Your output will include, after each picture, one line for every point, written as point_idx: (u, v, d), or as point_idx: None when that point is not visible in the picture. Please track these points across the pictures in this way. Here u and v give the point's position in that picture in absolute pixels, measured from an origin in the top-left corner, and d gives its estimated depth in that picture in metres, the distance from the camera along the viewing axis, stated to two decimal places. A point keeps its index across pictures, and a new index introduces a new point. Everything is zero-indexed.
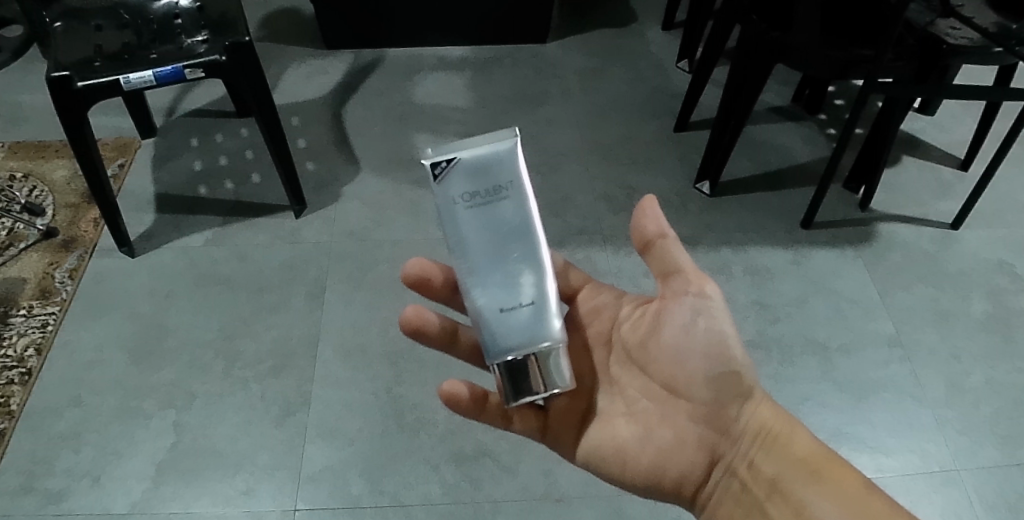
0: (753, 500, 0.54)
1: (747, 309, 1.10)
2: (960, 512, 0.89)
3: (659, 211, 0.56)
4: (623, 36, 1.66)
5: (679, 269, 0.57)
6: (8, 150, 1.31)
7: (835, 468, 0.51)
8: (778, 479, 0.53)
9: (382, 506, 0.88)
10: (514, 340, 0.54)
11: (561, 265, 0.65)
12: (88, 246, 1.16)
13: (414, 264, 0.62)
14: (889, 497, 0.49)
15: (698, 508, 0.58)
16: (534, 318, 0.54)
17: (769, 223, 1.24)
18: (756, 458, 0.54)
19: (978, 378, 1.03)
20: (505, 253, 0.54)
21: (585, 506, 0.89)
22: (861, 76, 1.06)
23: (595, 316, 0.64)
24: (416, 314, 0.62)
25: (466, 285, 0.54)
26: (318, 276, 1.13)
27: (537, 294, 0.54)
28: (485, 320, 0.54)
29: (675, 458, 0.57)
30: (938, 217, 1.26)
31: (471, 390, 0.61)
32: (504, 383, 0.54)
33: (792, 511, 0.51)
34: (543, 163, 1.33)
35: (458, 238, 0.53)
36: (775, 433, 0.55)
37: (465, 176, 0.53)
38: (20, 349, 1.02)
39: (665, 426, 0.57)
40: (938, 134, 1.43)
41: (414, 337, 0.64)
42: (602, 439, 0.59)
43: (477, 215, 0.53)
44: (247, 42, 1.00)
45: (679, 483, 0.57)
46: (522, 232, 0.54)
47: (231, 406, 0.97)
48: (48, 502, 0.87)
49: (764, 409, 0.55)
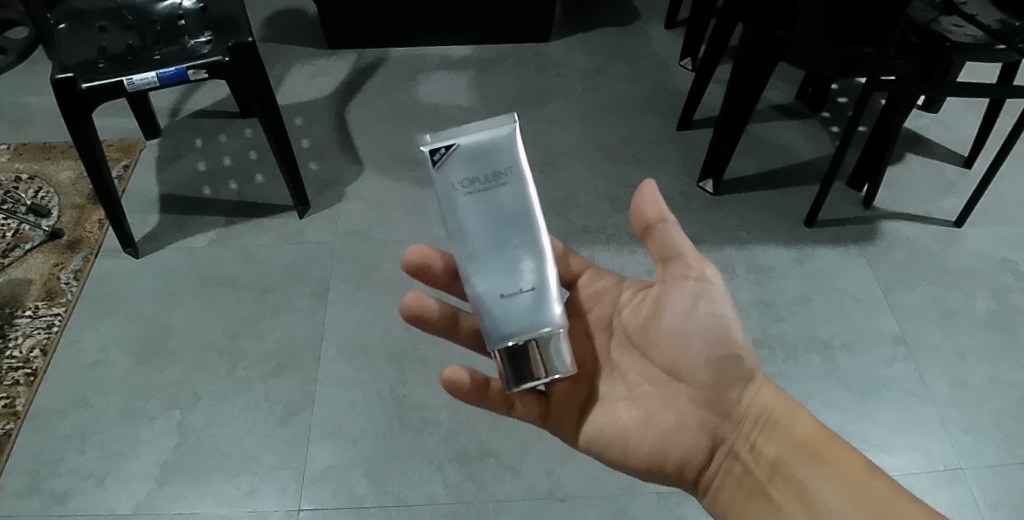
0: (756, 483, 0.54)
1: (750, 307, 1.10)
2: (964, 511, 0.89)
3: (659, 195, 0.55)
4: (625, 35, 1.66)
5: (679, 253, 0.57)
6: (14, 151, 1.32)
7: (836, 451, 0.52)
8: (780, 461, 0.53)
9: (385, 506, 0.88)
10: (516, 326, 0.54)
11: (562, 251, 0.65)
12: (93, 247, 1.16)
13: (415, 251, 0.62)
14: (890, 479, 0.50)
15: (699, 491, 0.58)
16: (535, 303, 0.55)
17: (773, 222, 1.24)
18: (758, 440, 0.55)
19: (981, 376, 1.03)
20: (505, 240, 0.54)
21: (589, 505, 0.89)
22: (865, 75, 1.05)
23: (596, 301, 0.64)
24: (417, 301, 0.62)
25: (466, 272, 0.54)
26: (321, 276, 1.13)
27: (538, 280, 0.55)
28: (486, 306, 0.54)
29: (677, 442, 0.57)
30: (941, 215, 1.26)
31: (473, 376, 0.60)
32: (505, 368, 0.54)
33: (794, 493, 0.52)
34: (546, 162, 1.33)
35: (458, 225, 0.53)
36: (776, 416, 0.55)
37: (464, 162, 0.52)
38: (26, 350, 1.02)
39: (666, 410, 0.57)
40: (941, 131, 1.43)
41: (415, 323, 0.63)
42: (603, 424, 0.59)
43: (476, 201, 0.53)
44: (250, 43, 1.00)
45: (681, 467, 0.57)
46: (522, 218, 0.54)
47: (236, 405, 0.97)
48: (54, 502, 0.88)
49: (766, 392, 0.56)
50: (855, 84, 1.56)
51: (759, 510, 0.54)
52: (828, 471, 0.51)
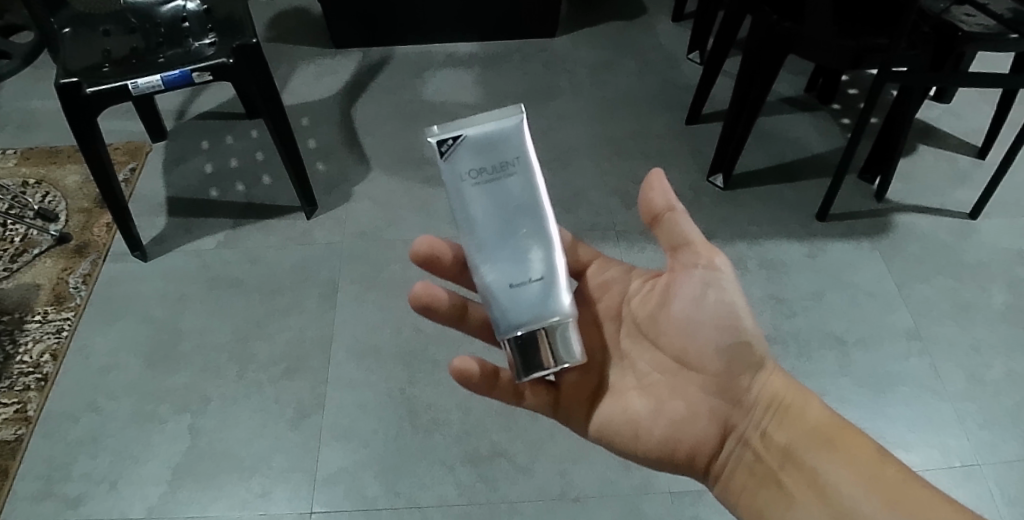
0: (766, 471, 0.53)
1: (763, 303, 1.09)
2: (983, 507, 0.87)
3: (667, 183, 0.54)
4: (631, 29, 1.65)
5: (688, 242, 0.55)
6: (22, 156, 1.32)
7: (848, 437, 0.51)
8: (791, 448, 0.52)
9: (397, 508, 0.87)
10: (525, 316, 0.53)
11: (570, 241, 0.64)
12: (101, 251, 1.16)
13: (423, 242, 0.61)
14: (904, 466, 0.48)
15: (710, 479, 0.57)
16: (544, 293, 0.54)
17: (785, 216, 1.23)
18: (769, 428, 0.53)
19: (999, 370, 1.01)
20: (514, 229, 0.53)
21: (603, 505, 0.87)
22: (875, 67, 1.04)
23: (604, 291, 0.63)
24: (425, 291, 0.61)
25: (475, 262, 0.53)
26: (330, 277, 1.12)
27: (547, 270, 0.54)
28: (495, 296, 0.53)
29: (687, 430, 0.56)
30: (955, 207, 1.24)
31: (482, 366, 0.60)
32: (515, 359, 0.54)
33: (806, 480, 0.50)
34: (555, 158, 1.32)
35: (466, 216, 0.52)
36: (788, 404, 0.54)
37: (472, 153, 0.51)
38: (36, 356, 1.02)
39: (676, 398, 0.56)
40: (954, 122, 1.42)
41: (424, 314, 0.62)
42: (613, 414, 0.58)
43: (484, 192, 0.52)
44: (255, 44, 0.99)
45: (691, 455, 0.56)
46: (531, 207, 0.53)
47: (247, 408, 0.96)
48: (66, 507, 0.87)
49: (776, 380, 0.54)
50: (866, 76, 1.54)
51: (771, 497, 0.52)
52: (839, 458, 0.50)
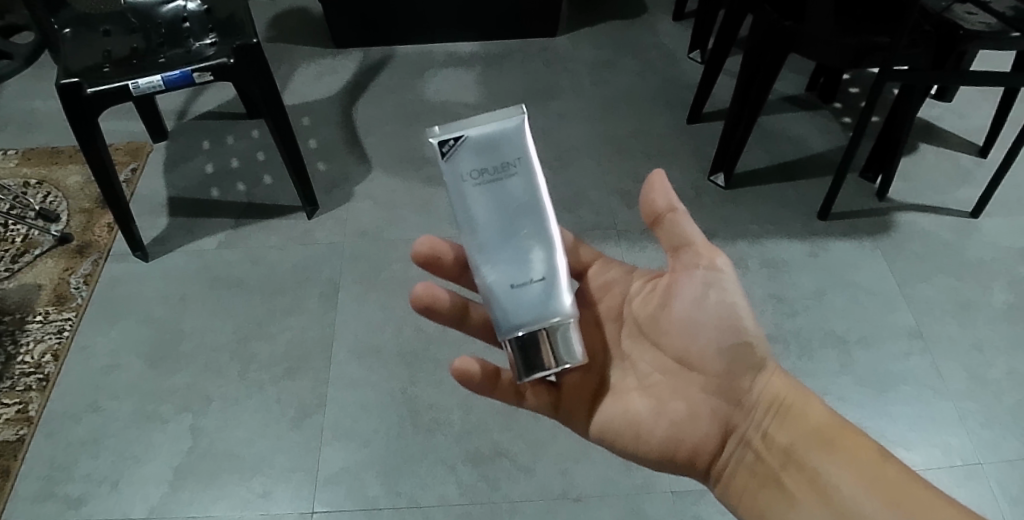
0: (767, 471, 0.53)
1: (764, 302, 1.09)
2: (985, 506, 0.87)
3: (668, 184, 0.54)
4: (632, 28, 1.64)
5: (689, 243, 0.55)
6: (23, 156, 1.32)
7: (849, 437, 0.51)
8: (792, 448, 0.52)
9: (398, 508, 0.87)
10: (526, 316, 0.53)
11: (571, 241, 0.64)
12: (102, 251, 1.16)
13: (424, 242, 0.61)
14: (904, 467, 0.49)
15: (710, 480, 0.57)
16: (545, 294, 0.54)
17: (786, 215, 1.23)
18: (770, 428, 0.53)
19: (1001, 369, 1.01)
20: (515, 229, 0.53)
21: (604, 505, 0.87)
22: (877, 65, 1.03)
23: (605, 292, 0.62)
24: (426, 292, 0.61)
25: (476, 262, 0.53)
26: (331, 277, 1.12)
27: (548, 270, 0.54)
28: (496, 297, 0.53)
29: (688, 431, 0.56)
30: (957, 206, 1.24)
31: (483, 367, 0.60)
32: (515, 359, 0.54)
33: (807, 481, 0.50)
34: (556, 158, 1.32)
35: (466, 216, 0.52)
36: (789, 404, 0.54)
37: (473, 153, 0.51)
38: (38, 356, 1.02)
39: (677, 399, 0.56)
40: (955, 121, 1.41)
41: (425, 314, 0.62)
42: (614, 414, 0.57)
43: (485, 193, 0.52)
44: (255, 44, 0.99)
45: (692, 455, 0.56)
46: (532, 208, 0.53)
47: (248, 408, 0.96)
48: (67, 508, 0.87)
49: (777, 381, 0.54)
50: (867, 75, 1.54)
51: (772, 497, 0.52)
52: (840, 458, 0.50)
